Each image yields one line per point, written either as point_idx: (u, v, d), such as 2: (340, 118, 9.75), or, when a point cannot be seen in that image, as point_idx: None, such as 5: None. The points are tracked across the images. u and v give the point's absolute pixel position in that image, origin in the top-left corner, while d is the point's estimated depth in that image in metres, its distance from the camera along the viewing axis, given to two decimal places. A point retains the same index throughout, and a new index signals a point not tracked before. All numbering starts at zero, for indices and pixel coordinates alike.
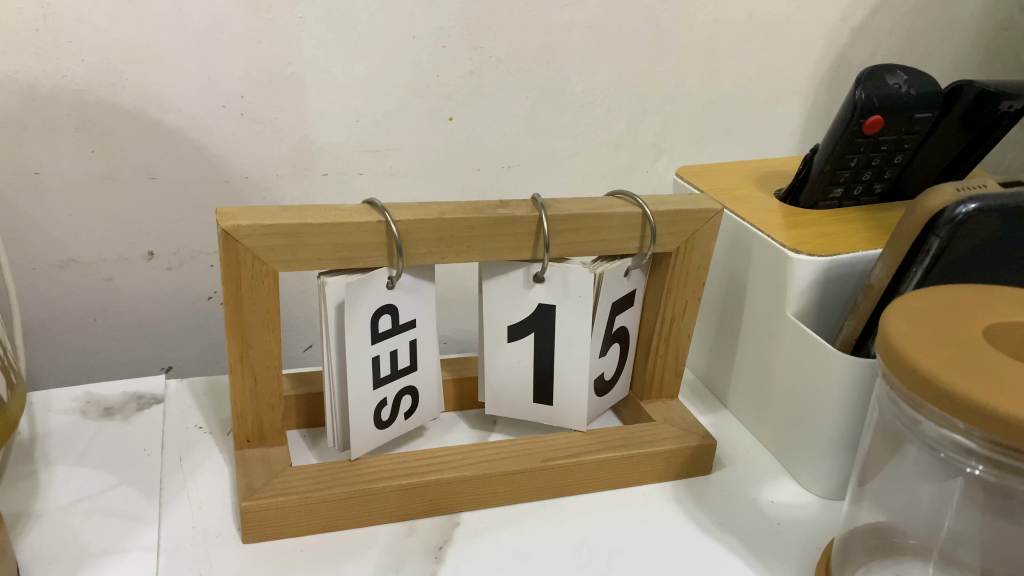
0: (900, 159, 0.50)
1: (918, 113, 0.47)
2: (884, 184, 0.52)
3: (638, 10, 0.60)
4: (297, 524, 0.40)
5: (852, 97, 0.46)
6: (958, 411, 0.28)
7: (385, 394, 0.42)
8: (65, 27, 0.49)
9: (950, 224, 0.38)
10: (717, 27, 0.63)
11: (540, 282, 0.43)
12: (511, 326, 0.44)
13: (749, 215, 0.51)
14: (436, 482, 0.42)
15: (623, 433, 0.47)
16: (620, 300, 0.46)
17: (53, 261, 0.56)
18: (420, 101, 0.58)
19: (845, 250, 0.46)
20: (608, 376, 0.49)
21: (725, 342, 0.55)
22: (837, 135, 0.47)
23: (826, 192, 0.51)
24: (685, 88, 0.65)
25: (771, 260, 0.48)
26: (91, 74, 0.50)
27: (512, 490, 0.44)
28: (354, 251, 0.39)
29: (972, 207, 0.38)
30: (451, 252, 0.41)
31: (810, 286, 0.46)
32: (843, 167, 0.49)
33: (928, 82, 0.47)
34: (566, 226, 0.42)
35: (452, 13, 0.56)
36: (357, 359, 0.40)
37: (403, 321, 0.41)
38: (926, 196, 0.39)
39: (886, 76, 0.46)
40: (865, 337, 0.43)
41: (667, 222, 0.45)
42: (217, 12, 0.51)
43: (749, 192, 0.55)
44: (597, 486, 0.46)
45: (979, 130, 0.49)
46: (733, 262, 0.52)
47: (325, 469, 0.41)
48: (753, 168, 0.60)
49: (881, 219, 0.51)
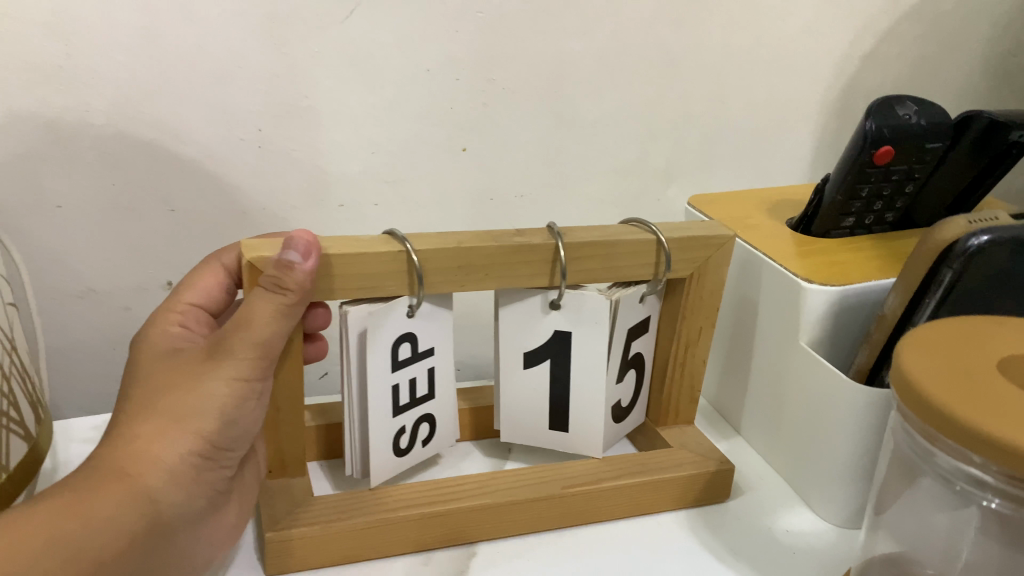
0: (912, 189, 0.51)
1: (929, 143, 0.47)
2: (894, 213, 0.53)
3: (648, 39, 0.61)
4: (323, 554, 0.39)
5: (863, 128, 0.46)
6: (978, 446, 0.28)
7: (405, 422, 0.42)
8: (90, 66, 0.50)
9: (963, 256, 0.38)
10: (726, 54, 0.64)
11: (556, 309, 0.43)
12: (525, 353, 0.45)
13: (761, 243, 0.51)
14: (456, 510, 0.41)
15: (641, 461, 0.47)
16: (635, 325, 0.47)
17: (73, 291, 0.57)
18: (433, 131, 0.59)
19: (858, 279, 0.47)
20: (625, 402, 0.49)
21: (738, 370, 0.55)
22: (848, 165, 0.48)
23: (837, 221, 0.52)
24: (696, 114, 0.66)
25: (784, 290, 0.48)
26: (112, 109, 0.51)
27: (532, 518, 0.43)
28: (375, 281, 0.39)
29: (986, 239, 0.38)
30: (470, 280, 0.41)
31: (822, 315, 0.47)
32: (854, 197, 0.50)
33: (938, 112, 0.48)
34: (582, 253, 0.43)
35: (465, 44, 0.57)
36: (378, 386, 0.40)
37: (422, 349, 0.42)
38: (937, 229, 0.40)
39: (896, 106, 0.47)
40: (879, 366, 0.44)
41: (680, 249, 0.45)
42: (236, 45, 0.52)
43: (761, 221, 0.56)
44: (615, 513, 0.45)
45: (990, 159, 0.50)
46: (744, 290, 0.53)
47: (347, 498, 0.41)
48: (765, 195, 0.61)
49: (893, 248, 0.52)
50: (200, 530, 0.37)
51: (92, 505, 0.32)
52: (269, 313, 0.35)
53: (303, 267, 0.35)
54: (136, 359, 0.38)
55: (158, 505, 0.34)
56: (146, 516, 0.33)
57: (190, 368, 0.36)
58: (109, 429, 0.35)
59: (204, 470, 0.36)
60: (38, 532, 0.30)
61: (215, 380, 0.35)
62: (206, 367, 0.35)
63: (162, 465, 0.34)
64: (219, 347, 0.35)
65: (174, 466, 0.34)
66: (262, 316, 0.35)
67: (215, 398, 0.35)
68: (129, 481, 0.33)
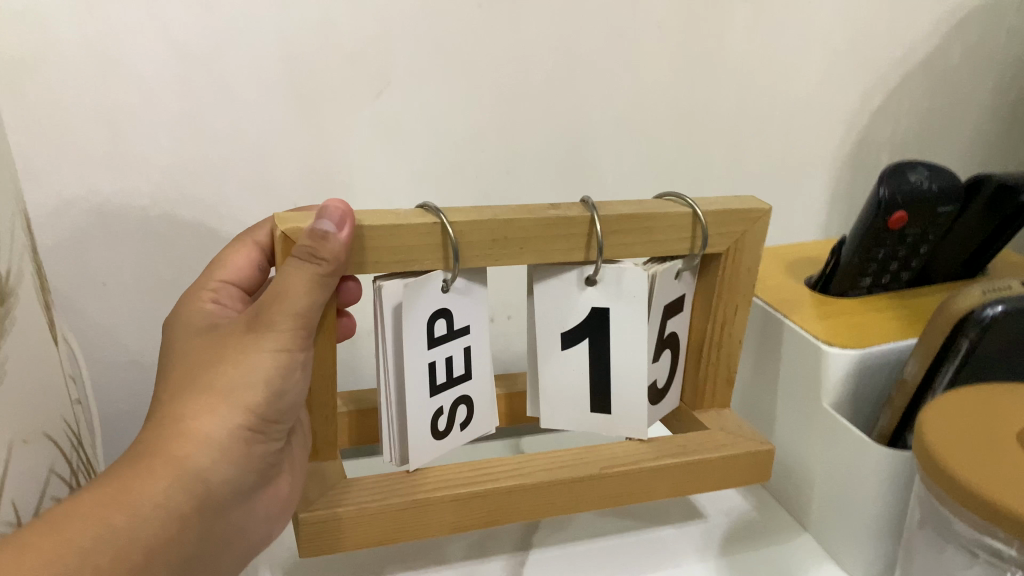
0: (925, 250, 0.53)
1: (941, 207, 0.49)
2: (910, 273, 0.55)
3: (672, 58, 0.61)
4: (360, 537, 0.37)
5: (877, 194, 0.48)
6: (998, 519, 0.28)
7: (442, 404, 0.41)
8: (129, 145, 0.50)
9: (978, 326, 0.41)
10: (750, 68, 0.64)
11: (593, 285, 0.43)
12: (563, 333, 0.44)
13: (782, 304, 0.54)
14: (495, 491, 0.39)
15: (681, 442, 0.46)
16: (671, 303, 0.46)
17: (120, 362, 0.57)
18: (458, 179, 0.60)
19: (876, 342, 0.49)
20: (662, 383, 0.48)
21: (758, 428, 0.57)
22: (864, 230, 0.50)
23: (855, 281, 0.54)
24: (723, 128, 0.65)
25: (806, 354, 0.50)
26: (158, 188, 0.52)
27: (572, 500, 0.42)
28: (412, 254, 0.38)
29: (1001, 309, 0.40)
30: (505, 255, 0.40)
31: (843, 379, 0.49)
32: (869, 258, 0.52)
33: (949, 176, 0.49)
34: (618, 227, 0.42)
35: (489, 92, 0.57)
36: (415, 363, 0.39)
37: (457, 327, 0.41)
38: (951, 301, 0.43)
39: (908, 171, 0.49)
40: (902, 430, 0.46)
41: (716, 223, 0.44)
42: (273, 106, 0.52)
43: (781, 280, 0.58)
44: (658, 495, 0.44)
45: (1000, 217, 0.53)
46: (763, 350, 0.55)
47: (383, 481, 0.39)
48: (786, 254, 0.63)
49: (911, 307, 0.54)
50: (248, 503, 0.37)
51: (139, 486, 0.31)
52: (305, 287, 0.33)
53: (338, 236, 0.33)
54: (175, 338, 0.38)
55: (208, 482, 0.33)
56: (195, 494, 0.33)
57: (234, 343, 0.35)
58: (153, 408, 0.35)
59: (257, 443, 0.36)
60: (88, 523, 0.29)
61: (261, 354, 0.34)
62: (248, 340, 0.35)
63: (210, 441, 0.33)
64: (260, 320, 0.34)
65: (222, 442, 0.34)
66: (299, 287, 0.33)
67: (259, 371, 0.34)
68: (176, 460, 0.32)
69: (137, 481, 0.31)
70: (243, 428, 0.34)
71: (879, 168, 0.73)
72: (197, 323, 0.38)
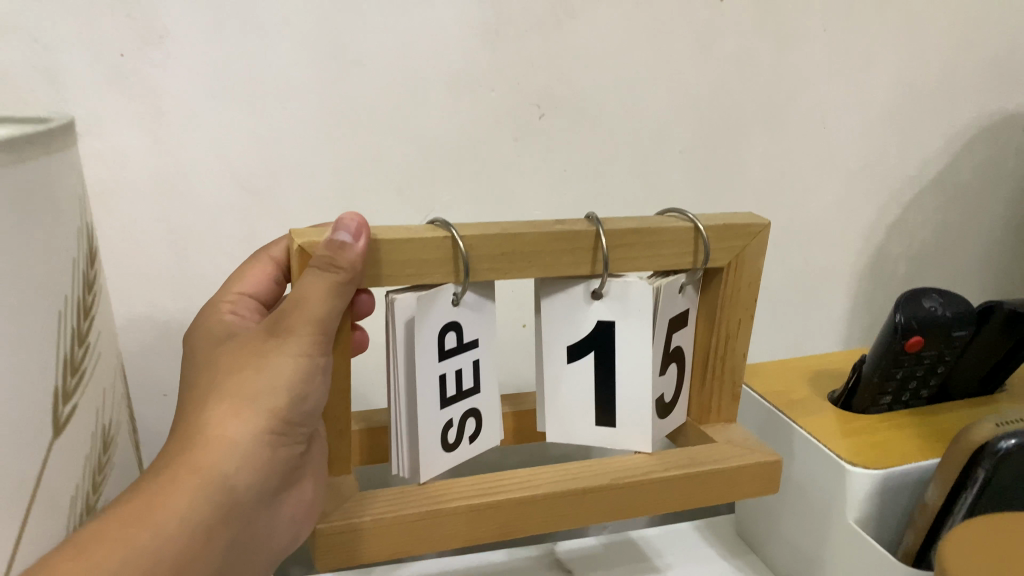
0: (943, 369, 0.56)
1: (955, 332, 0.52)
2: (929, 388, 0.59)
3: (657, 74, 0.67)
4: (372, 549, 0.38)
5: (893, 320, 0.52)
6: None
7: (451, 416, 0.41)
8: (172, 153, 0.57)
9: (992, 456, 0.45)
10: (730, 85, 0.69)
11: (599, 298, 0.43)
12: (569, 346, 0.44)
13: (808, 423, 0.58)
14: (507, 502, 0.40)
15: (688, 455, 0.46)
16: (676, 316, 0.47)
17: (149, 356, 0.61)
18: (473, 178, 0.65)
19: (899, 462, 0.53)
20: (668, 397, 0.49)
21: (787, 533, 0.61)
22: (882, 350, 0.53)
23: (876, 399, 0.58)
24: (710, 140, 0.71)
25: (831, 472, 0.54)
26: (198, 192, 0.58)
27: (582, 511, 0.42)
28: (424, 267, 0.39)
29: (1014, 442, 0.45)
30: (515, 268, 0.41)
31: (867, 498, 0.53)
32: (889, 378, 0.56)
33: (961, 303, 0.53)
34: (622, 241, 0.43)
35: (498, 95, 0.63)
36: (425, 377, 0.40)
37: (467, 340, 0.41)
38: (969, 430, 0.47)
39: (922, 299, 0.53)
40: (925, 549, 0.50)
41: (717, 237, 0.46)
42: (301, 117, 0.59)
43: (805, 395, 0.63)
44: (666, 507, 0.44)
45: (1013, 339, 0.56)
46: (793, 461, 0.59)
47: (396, 494, 0.40)
48: (809, 367, 0.68)
49: (933, 424, 0.58)
50: (275, 501, 0.38)
51: (163, 503, 0.32)
52: (322, 296, 0.34)
53: (354, 246, 0.34)
54: (198, 348, 0.39)
55: (232, 490, 0.34)
56: (220, 502, 0.34)
57: (253, 350, 0.36)
58: (180, 417, 0.36)
59: (282, 447, 0.36)
60: (117, 546, 0.30)
61: (281, 359, 0.35)
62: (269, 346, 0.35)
63: (234, 446, 0.34)
64: (280, 324, 0.35)
65: (246, 445, 0.35)
66: (317, 295, 0.34)
67: (280, 375, 0.34)
68: (201, 471, 0.34)
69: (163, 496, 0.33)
70: (266, 431, 0.35)
71: (857, 178, 0.78)
72: (220, 331, 0.39)
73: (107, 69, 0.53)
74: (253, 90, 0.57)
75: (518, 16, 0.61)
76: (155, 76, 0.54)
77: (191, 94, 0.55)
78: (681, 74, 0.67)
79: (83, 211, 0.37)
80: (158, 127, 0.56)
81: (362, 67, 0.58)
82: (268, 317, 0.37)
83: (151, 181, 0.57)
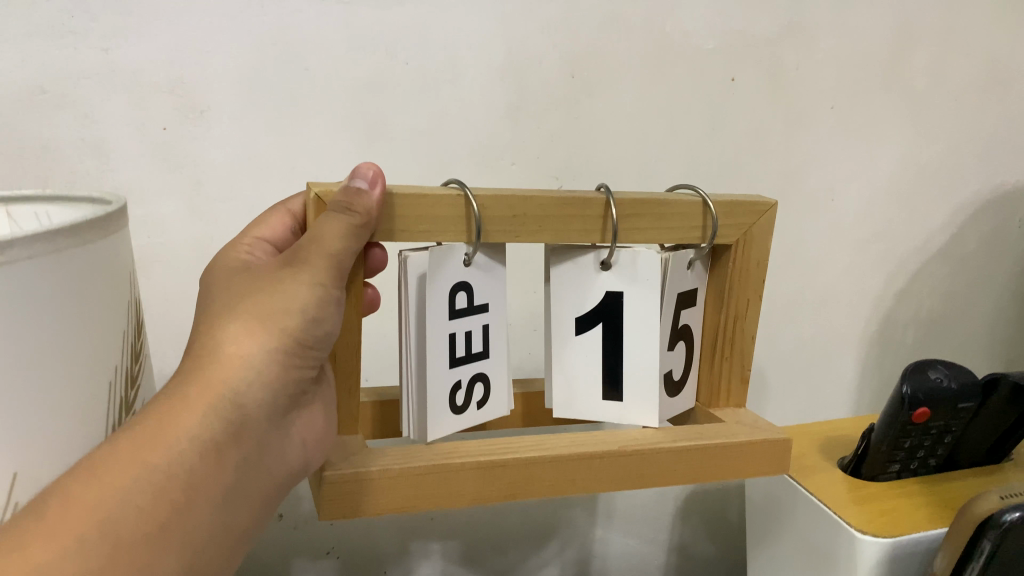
0: (950, 437, 0.55)
1: (961, 402, 0.51)
2: (937, 457, 0.57)
3: (671, 88, 0.67)
4: (379, 501, 0.37)
5: (900, 391, 0.51)
6: None
7: (460, 377, 0.42)
8: (187, 153, 0.57)
9: (997, 529, 0.42)
10: (743, 101, 0.69)
11: (607, 269, 0.44)
12: (578, 317, 0.45)
13: (817, 488, 0.55)
14: (515, 461, 0.40)
15: (697, 430, 0.46)
16: (684, 293, 0.47)
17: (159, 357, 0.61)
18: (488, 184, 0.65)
19: (910, 530, 0.50)
20: (677, 375, 0.49)
21: None
22: (890, 420, 0.52)
23: (884, 467, 0.56)
24: (727, 157, 0.71)
25: (842, 539, 0.51)
26: (211, 192, 0.59)
27: (589, 477, 0.42)
28: (437, 224, 0.40)
29: (1018, 515, 0.42)
30: (525, 232, 0.42)
31: (877, 568, 0.49)
32: (897, 447, 0.54)
33: (967, 374, 0.52)
34: (632, 211, 0.44)
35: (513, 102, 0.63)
36: (436, 333, 0.40)
37: (478, 302, 0.42)
38: (974, 503, 0.45)
39: (928, 370, 0.52)
40: None
41: (725, 213, 0.46)
42: (317, 118, 0.59)
43: (814, 461, 0.60)
44: (675, 479, 0.44)
45: (1019, 410, 0.55)
46: (805, 531, 0.56)
47: (404, 450, 0.39)
48: (817, 433, 0.66)
49: (942, 493, 0.55)
50: (288, 426, 0.37)
51: (171, 421, 0.32)
52: (339, 235, 0.35)
53: (371, 193, 0.36)
54: (210, 280, 0.38)
55: (243, 409, 0.34)
56: (230, 422, 0.33)
57: (270, 276, 0.36)
58: (192, 341, 0.35)
59: (295, 366, 0.36)
60: (124, 467, 0.30)
61: (298, 284, 0.35)
62: (286, 273, 0.35)
63: (247, 364, 0.34)
64: (296, 257, 0.36)
65: (260, 364, 0.34)
66: (334, 235, 0.35)
67: (297, 300, 0.34)
68: (212, 390, 0.33)
69: (172, 416, 0.32)
70: (279, 351, 0.34)
71: (874, 195, 0.78)
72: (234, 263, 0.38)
73: (153, 143, 0.56)
74: (276, 136, 0.59)
75: (540, 95, 0.64)
76: (196, 151, 0.57)
77: (211, 112, 0.57)
78: (691, 148, 0.69)
79: (134, 293, 0.37)
80: (199, 205, 0.58)
81: (393, 143, 0.61)
82: (285, 252, 0.37)
83: (191, 249, 0.59)
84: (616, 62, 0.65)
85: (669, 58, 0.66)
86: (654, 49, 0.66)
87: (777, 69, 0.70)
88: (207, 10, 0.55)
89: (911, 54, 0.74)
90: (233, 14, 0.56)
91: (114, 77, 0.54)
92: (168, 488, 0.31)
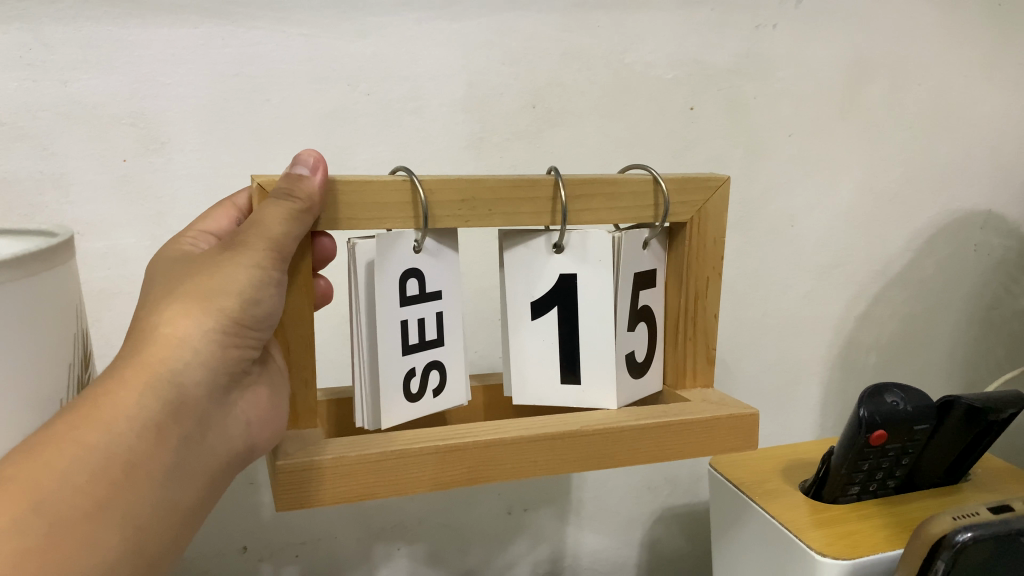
0: (908, 459, 0.54)
1: (917, 425, 0.51)
2: (895, 478, 0.57)
3: (637, 85, 0.68)
4: (334, 490, 0.37)
5: (857, 414, 0.50)
6: None
7: (414, 364, 0.41)
8: (149, 170, 0.57)
9: (950, 549, 0.43)
10: (709, 95, 0.70)
11: (560, 251, 0.44)
12: (533, 302, 0.45)
13: (779, 512, 0.55)
14: (474, 444, 0.39)
15: (664, 409, 0.45)
16: (643, 272, 0.47)
17: None
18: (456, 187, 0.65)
19: (868, 552, 0.50)
20: (640, 356, 0.48)
21: None
22: (847, 443, 0.52)
23: (845, 489, 0.55)
24: (697, 152, 0.71)
25: (804, 560, 0.51)
26: (172, 209, 0.59)
27: (551, 458, 0.41)
28: (383, 211, 0.40)
29: (969, 535, 0.43)
30: (474, 215, 0.42)
31: None
32: (856, 469, 0.54)
33: (923, 398, 0.52)
34: (582, 192, 0.44)
35: (480, 110, 0.64)
36: (387, 320, 0.40)
37: (430, 290, 0.42)
38: (928, 523, 0.46)
39: (884, 393, 0.51)
40: None
41: (677, 190, 0.46)
42: (283, 129, 0.60)
43: (777, 484, 0.60)
44: (640, 459, 0.43)
45: (976, 432, 0.55)
46: (769, 551, 0.56)
47: (360, 440, 0.39)
48: (780, 456, 0.66)
49: (900, 515, 0.55)
50: (230, 408, 0.38)
51: (110, 401, 0.32)
52: (280, 218, 0.35)
53: (312, 178, 0.36)
54: (152, 274, 0.39)
55: (181, 389, 0.34)
56: (169, 401, 0.34)
57: (207, 263, 0.37)
58: (133, 326, 0.36)
59: (232, 347, 0.36)
60: (65, 446, 0.30)
61: (239, 269, 0.35)
62: (228, 258, 0.36)
63: (185, 344, 0.34)
64: (236, 239, 0.36)
65: (197, 345, 0.35)
66: (274, 218, 0.35)
67: (234, 283, 0.35)
68: (149, 371, 0.33)
69: (110, 396, 0.33)
70: (218, 334, 0.35)
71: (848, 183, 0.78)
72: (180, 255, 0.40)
73: (114, 177, 0.57)
74: (241, 147, 0.59)
75: (499, 123, 0.65)
76: (156, 183, 0.58)
77: (174, 126, 0.57)
78: (654, 153, 0.70)
79: (80, 322, 0.37)
80: (162, 238, 0.59)
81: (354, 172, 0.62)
82: (226, 239, 0.37)
83: None
84: (575, 75, 0.66)
85: (633, 54, 0.67)
86: (609, 64, 0.67)
87: (744, 62, 0.70)
88: (167, 45, 0.56)
89: (879, 42, 0.75)
90: (191, 49, 0.56)
91: (71, 112, 0.55)
92: (109, 467, 0.31)
